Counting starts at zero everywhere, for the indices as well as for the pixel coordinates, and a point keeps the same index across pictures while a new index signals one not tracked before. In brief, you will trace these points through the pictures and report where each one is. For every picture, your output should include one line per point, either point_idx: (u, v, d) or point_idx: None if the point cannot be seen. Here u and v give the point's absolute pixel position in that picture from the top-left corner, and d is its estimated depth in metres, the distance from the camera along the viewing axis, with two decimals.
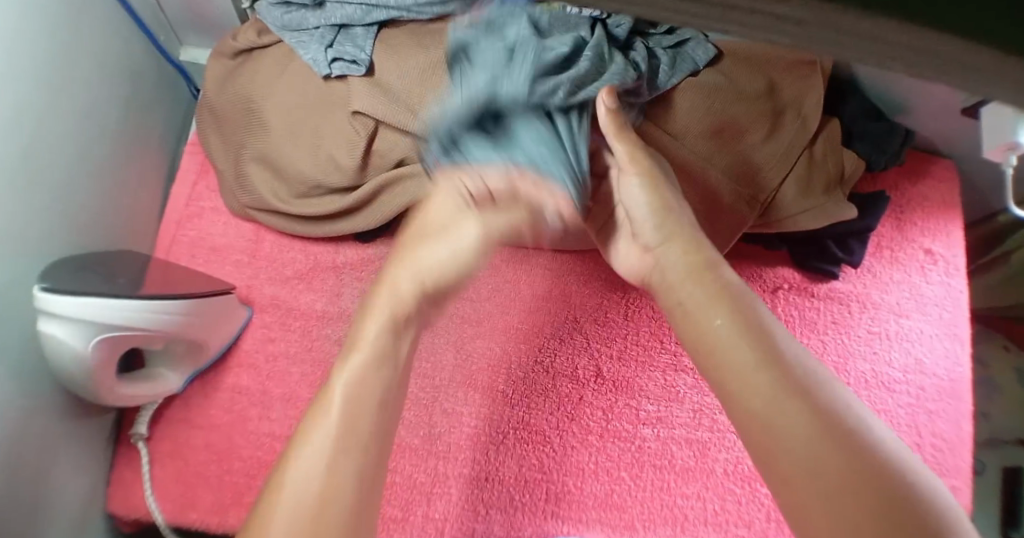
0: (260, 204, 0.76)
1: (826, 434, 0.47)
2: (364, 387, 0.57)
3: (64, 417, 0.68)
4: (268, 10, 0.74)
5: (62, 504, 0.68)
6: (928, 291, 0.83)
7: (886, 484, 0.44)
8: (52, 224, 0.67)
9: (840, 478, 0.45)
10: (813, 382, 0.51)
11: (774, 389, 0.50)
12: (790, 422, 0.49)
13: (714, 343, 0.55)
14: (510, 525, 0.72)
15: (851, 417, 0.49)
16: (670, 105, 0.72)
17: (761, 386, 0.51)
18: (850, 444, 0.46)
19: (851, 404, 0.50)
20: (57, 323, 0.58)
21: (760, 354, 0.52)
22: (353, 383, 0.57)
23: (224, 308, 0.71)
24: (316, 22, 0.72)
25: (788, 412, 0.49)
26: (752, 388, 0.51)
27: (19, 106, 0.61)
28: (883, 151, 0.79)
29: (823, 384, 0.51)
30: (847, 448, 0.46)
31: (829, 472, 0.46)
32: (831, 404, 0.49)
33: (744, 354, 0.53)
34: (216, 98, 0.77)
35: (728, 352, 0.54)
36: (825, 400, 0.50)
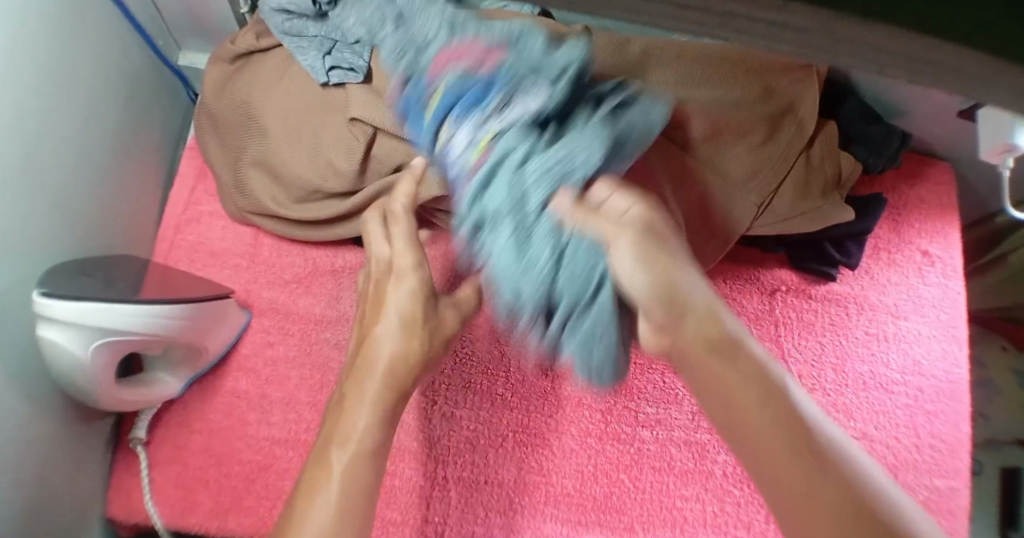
0: (259, 209, 0.76)
1: (785, 432, 0.49)
2: (347, 490, 0.55)
3: (63, 422, 0.68)
4: (270, 13, 0.74)
5: (61, 509, 0.68)
6: (926, 293, 0.83)
7: (841, 478, 0.45)
8: (52, 229, 0.67)
9: (794, 471, 0.47)
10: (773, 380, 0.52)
11: (787, 451, 0.48)
12: (751, 417, 0.50)
13: (736, 401, 0.51)
14: (510, 529, 0.72)
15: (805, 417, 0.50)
16: (668, 110, 0.71)
17: (719, 381, 0.53)
18: (804, 443, 0.48)
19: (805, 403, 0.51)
20: (56, 328, 0.58)
21: (718, 342, 0.53)
22: (331, 489, 0.55)
23: (223, 312, 0.71)
24: (316, 31, 0.72)
25: (813, 481, 0.46)
26: (724, 382, 0.53)
27: (17, 113, 0.61)
28: (880, 154, 0.80)
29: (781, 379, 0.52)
30: (801, 448, 0.48)
31: (786, 465, 0.47)
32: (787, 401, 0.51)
33: (704, 347, 0.53)
34: (214, 103, 0.77)
35: (697, 340, 0.54)
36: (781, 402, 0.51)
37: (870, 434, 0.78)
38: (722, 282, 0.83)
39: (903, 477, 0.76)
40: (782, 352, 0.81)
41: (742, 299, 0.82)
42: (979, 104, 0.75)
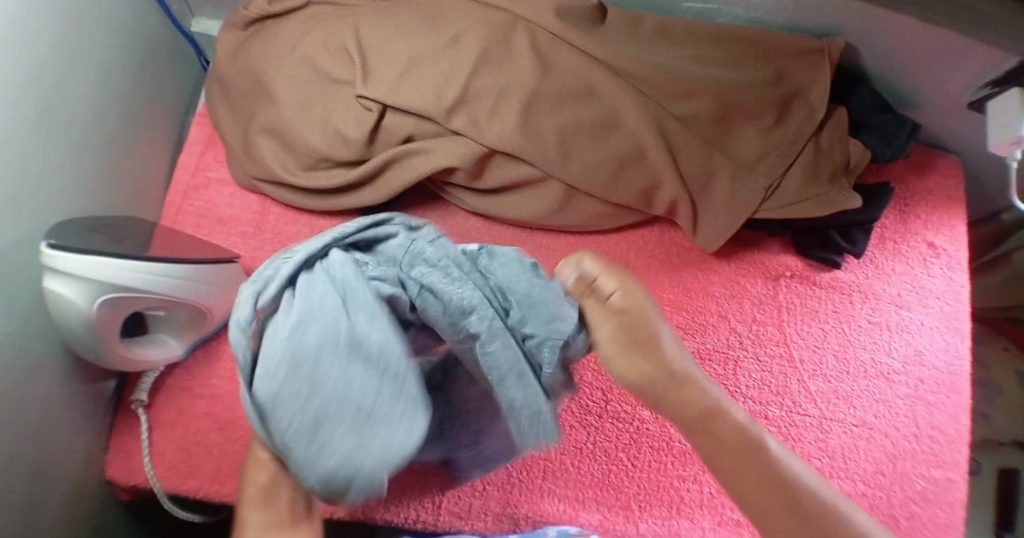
0: (268, 176, 0.76)
1: (791, 508, 0.51)
2: None
3: (65, 381, 0.68)
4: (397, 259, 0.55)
5: (61, 468, 0.68)
6: (930, 285, 0.83)
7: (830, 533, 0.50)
8: (61, 185, 0.67)
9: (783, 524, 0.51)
10: (759, 445, 0.54)
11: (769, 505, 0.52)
12: (749, 481, 0.53)
13: (737, 472, 0.53)
14: (505, 502, 0.73)
15: (791, 473, 0.53)
16: (684, 90, 0.71)
17: (714, 453, 0.55)
18: (798, 501, 0.52)
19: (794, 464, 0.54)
20: (64, 281, 0.58)
21: (698, 417, 0.56)
22: None
23: (229, 277, 0.70)
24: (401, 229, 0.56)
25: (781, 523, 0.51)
26: (720, 452, 0.55)
27: (33, 67, 0.62)
28: (888, 143, 0.78)
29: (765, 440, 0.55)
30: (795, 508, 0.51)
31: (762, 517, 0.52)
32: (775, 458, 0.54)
33: (684, 423, 0.56)
34: (226, 69, 0.77)
35: (678, 414, 0.56)
36: (778, 470, 0.53)
37: (870, 422, 0.77)
38: (726, 266, 0.83)
39: (901, 466, 0.75)
40: (784, 337, 0.81)
41: (745, 284, 0.82)
42: (990, 93, 0.74)
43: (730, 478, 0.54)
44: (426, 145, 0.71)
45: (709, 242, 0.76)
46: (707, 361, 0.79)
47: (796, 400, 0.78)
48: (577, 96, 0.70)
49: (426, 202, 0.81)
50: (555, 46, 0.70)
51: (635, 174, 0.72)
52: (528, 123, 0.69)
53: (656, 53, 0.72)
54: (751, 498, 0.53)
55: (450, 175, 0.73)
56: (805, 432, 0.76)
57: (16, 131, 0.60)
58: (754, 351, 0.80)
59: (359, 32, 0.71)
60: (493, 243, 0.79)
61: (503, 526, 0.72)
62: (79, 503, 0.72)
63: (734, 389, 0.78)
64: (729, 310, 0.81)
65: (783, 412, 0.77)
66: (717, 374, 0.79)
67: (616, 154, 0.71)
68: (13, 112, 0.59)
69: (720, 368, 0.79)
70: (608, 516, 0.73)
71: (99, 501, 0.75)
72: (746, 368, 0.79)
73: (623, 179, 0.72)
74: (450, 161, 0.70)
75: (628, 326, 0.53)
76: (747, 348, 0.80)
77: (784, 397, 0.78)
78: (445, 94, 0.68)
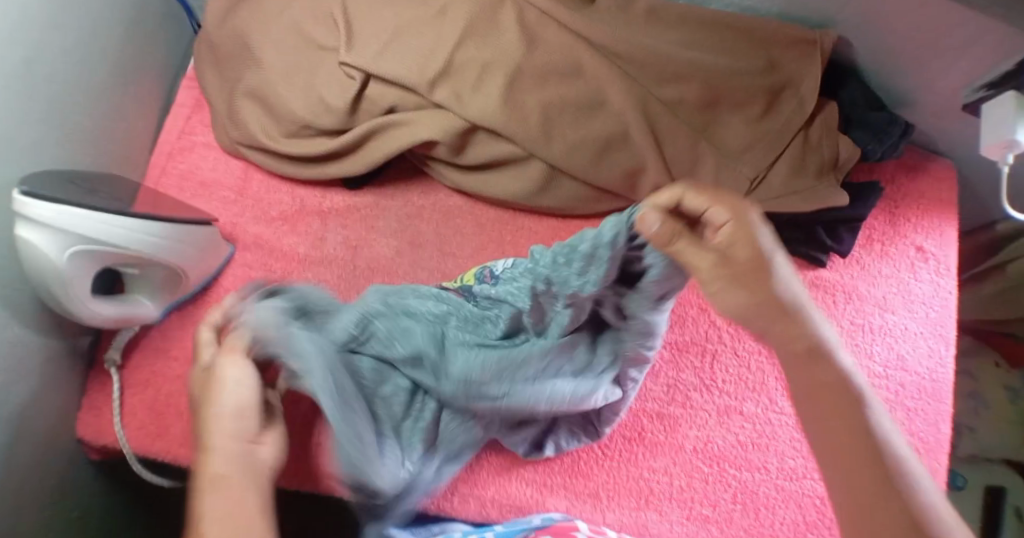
0: (250, 140, 0.76)
1: (878, 463, 0.47)
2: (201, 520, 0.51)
3: (39, 333, 0.68)
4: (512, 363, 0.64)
5: (30, 421, 0.68)
6: (917, 289, 0.81)
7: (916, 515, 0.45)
8: (43, 136, 0.67)
9: (869, 489, 0.47)
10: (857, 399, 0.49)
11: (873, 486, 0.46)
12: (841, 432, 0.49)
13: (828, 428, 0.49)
14: (473, 482, 0.73)
15: (890, 449, 0.48)
16: (671, 76, 0.71)
17: (807, 392, 0.50)
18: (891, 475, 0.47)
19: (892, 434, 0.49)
20: (33, 228, 0.58)
21: (805, 354, 0.51)
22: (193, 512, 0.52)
23: (205, 239, 0.71)
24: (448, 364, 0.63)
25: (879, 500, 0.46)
26: (820, 396, 0.50)
27: (24, 8, 0.63)
28: (881, 140, 0.76)
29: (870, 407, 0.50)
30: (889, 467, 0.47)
31: (860, 489, 0.47)
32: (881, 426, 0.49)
33: (791, 356, 0.51)
34: (213, 31, 0.78)
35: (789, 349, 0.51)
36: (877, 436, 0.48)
37: None
38: None
39: None
40: None
41: None
42: (985, 96, 0.72)
43: (815, 430, 0.50)
44: (407, 117, 0.71)
45: None
46: (684, 353, 0.79)
47: (772, 398, 0.77)
48: (563, 75, 0.70)
49: (410, 177, 0.81)
50: (543, 23, 0.70)
51: (618, 158, 0.72)
52: (513, 100, 0.69)
53: (646, 35, 0.71)
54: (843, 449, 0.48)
55: (432, 149, 0.73)
56: (780, 430, 0.75)
57: (0, 71, 0.60)
58: (731, 346, 0.79)
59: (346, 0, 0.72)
60: (474, 221, 0.78)
61: (469, 507, 0.72)
62: (48, 458, 0.72)
63: (709, 383, 0.77)
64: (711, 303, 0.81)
65: (759, 409, 0.76)
66: (692, 367, 0.78)
67: (600, 135, 0.71)
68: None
69: (697, 360, 0.78)
70: (574, 503, 0.72)
71: (69, 459, 0.75)
72: (723, 362, 0.78)
73: (606, 162, 0.72)
74: (434, 133, 0.69)
75: (731, 262, 0.49)
76: (725, 342, 0.79)
77: (760, 394, 0.77)
78: (429, 66, 0.69)
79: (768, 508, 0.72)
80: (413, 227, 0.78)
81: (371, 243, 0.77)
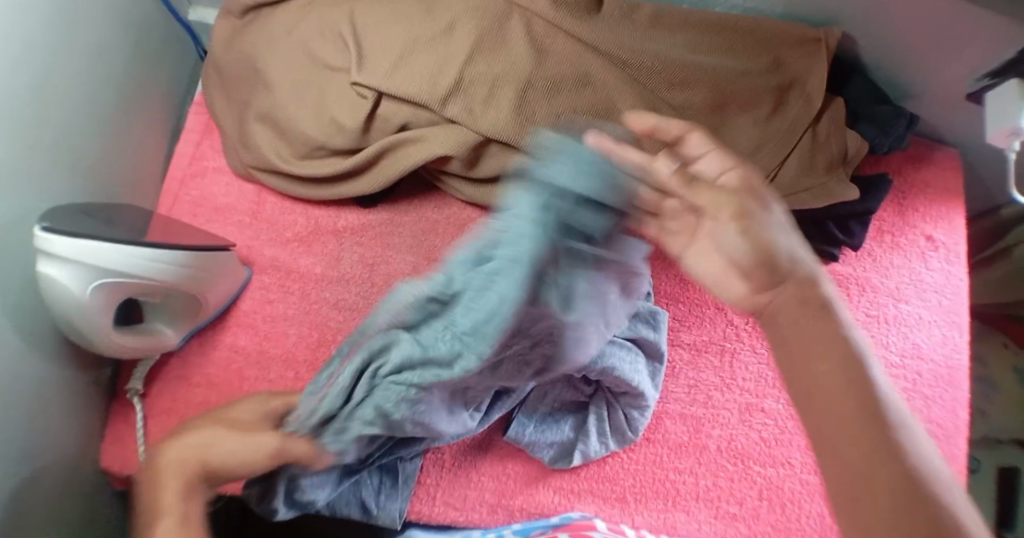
0: (262, 163, 0.77)
1: (871, 413, 0.38)
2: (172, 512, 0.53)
3: (64, 365, 0.69)
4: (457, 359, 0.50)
5: (56, 454, 0.68)
6: (928, 278, 0.82)
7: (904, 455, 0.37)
8: (58, 168, 0.67)
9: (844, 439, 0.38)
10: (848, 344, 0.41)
11: (859, 433, 0.38)
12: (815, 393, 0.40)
13: (814, 375, 0.41)
14: (501, 494, 0.73)
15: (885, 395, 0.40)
16: (678, 80, 0.71)
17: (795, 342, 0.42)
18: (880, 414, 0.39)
19: (890, 393, 0.40)
20: (56, 264, 0.59)
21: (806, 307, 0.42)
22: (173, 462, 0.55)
23: (223, 264, 0.70)
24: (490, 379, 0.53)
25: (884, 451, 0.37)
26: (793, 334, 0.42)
27: (34, 42, 0.62)
28: (886, 134, 0.76)
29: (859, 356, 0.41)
30: (872, 412, 0.38)
31: (838, 430, 0.39)
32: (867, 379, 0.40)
33: (790, 316, 0.43)
34: (223, 57, 0.78)
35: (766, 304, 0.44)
36: (866, 404, 0.39)
37: None
38: None
39: None
40: None
41: None
42: (989, 85, 0.73)
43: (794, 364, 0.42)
44: (422, 133, 0.72)
45: None
46: (703, 352, 0.79)
47: None
48: (573, 84, 0.70)
49: (422, 193, 0.81)
50: (551, 34, 0.70)
51: None
52: (523, 111, 0.69)
53: (651, 41, 0.72)
54: (813, 418, 0.40)
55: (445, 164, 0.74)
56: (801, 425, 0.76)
57: (18, 105, 0.61)
58: (750, 342, 0.79)
59: (354, 18, 0.72)
60: None
61: (498, 517, 0.72)
62: (75, 491, 0.71)
63: (730, 381, 0.78)
64: None
65: (780, 404, 0.77)
66: (713, 366, 0.79)
67: None
68: (15, 84, 0.60)
69: (717, 359, 0.79)
70: (603, 508, 0.73)
71: (95, 489, 0.75)
72: (742, 360, 0.79)
73: None
74: (446, 149, 0.71)
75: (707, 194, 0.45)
76: (744, 340, 0.80)
77: (781, 390, 0.78)
78: (440, 81, 0.69)
79: (795, 502, 0.72)
80: (427, 242, 0.79)
81: (387, 260, 0.78)
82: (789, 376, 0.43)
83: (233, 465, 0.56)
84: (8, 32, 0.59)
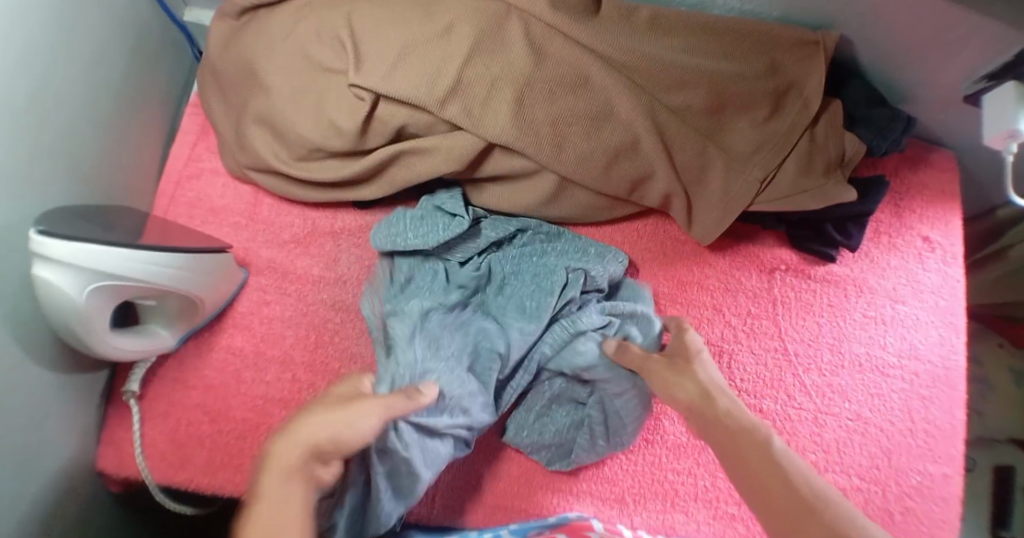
0: (260, 165, 0.77)
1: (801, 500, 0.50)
2: (280, 515, 0.49)
3: (61, 369, 0.69)
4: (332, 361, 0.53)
5: (53, 458, 0.68)
6: (925, 279, 0.82)
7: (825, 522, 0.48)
8: (55, 171, 0.67)
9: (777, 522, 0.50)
10: (773, 452, 0.54)
11: (794, 507, 0.50)
12: (750, 459, 0.54)
13: (769, 486, 0.52)
14: (499, 495, 0.73)
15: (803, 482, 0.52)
16: (676, 82, 0.71)
17: (728, 448, 0.56)
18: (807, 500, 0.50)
19: (809, 476, 0.52)
20: (52, 268, 0.58)
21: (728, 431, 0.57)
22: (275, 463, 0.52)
23: (220, 266, 0.70)
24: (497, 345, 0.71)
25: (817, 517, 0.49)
26: (732, 446, 0.56)
27: (30, 44, 0.62)
28: (884, 136, 0.77)
29: (781, 457, 0.54)
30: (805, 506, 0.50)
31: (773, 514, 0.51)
32: (789, 472, 0.53)
33: (718, 438, 0.57)
34: (219, 59, 0.78)
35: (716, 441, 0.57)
36: (789, 479, 0.52)
37: (865, 416, 0.77)
38: (722, 258, 0.83)
39: (896, 461, 0.75)
40: (779, 331, 0.80)
41: (740, 276, 0.83)
42: (987, 87, 0.73)
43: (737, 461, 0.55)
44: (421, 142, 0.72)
45: (704, 236, 0.76)
46: None
47: (790, 394, 0.78)
48: (571, 86, 0.70)
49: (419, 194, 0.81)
50: (549, 36, 0.70)
51: (628, 165, 0.73)
52: (522, 114, 0.70)
53: (649, 42, 0.71)
54: (760, 494, 0.52)
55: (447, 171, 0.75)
56: (799, 426, 0.76)
57: (13, 109, 0.61)
58: (748, 343, 0.80)
59: (352, 20, 0.72)
60: None
61: (497, 519, 0.72)
62: (72, 495, 0.71)
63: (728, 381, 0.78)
64: (723, 302, 0.81)
65: (777, 405, 0.77)
66: None
67: (609, 145, 0.71)
68: (9, 87, 0.60)
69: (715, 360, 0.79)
70: (601, 509, 0.73)
71: (91, 493, 0.75)
72: (740, 361, 0.79)
73: (616, 170, 0.73)
74: (451, 164, 0.72)
75: (672, 359, 0.65)
76: (741, 341, 0.80)
77: (778, 391, 0.78)
78: (438, 83, 0.69)
79: None
80: None
81: None
82: (724, 460, 0.56)
83: (343, 438, 0.54)
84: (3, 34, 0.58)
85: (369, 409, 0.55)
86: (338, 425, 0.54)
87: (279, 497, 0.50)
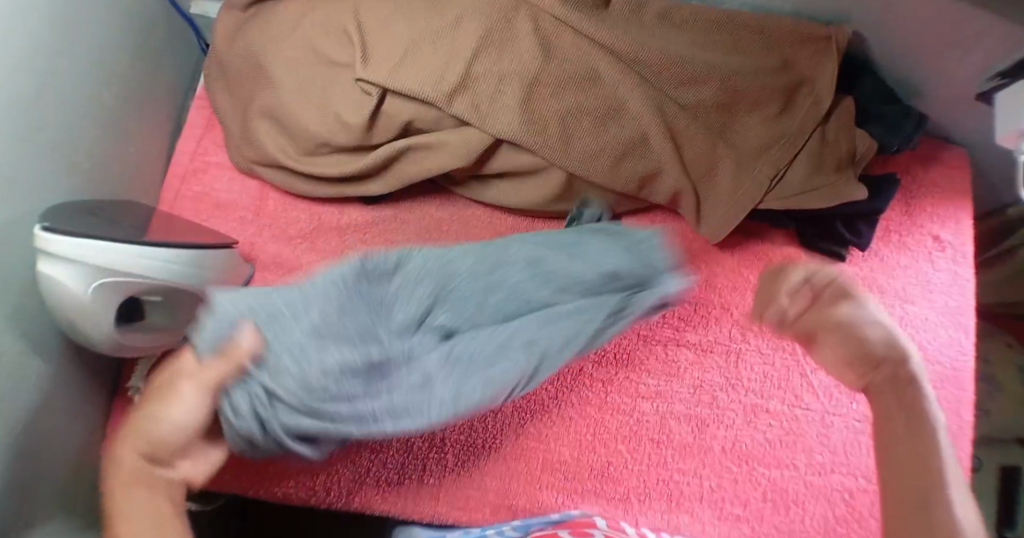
0: (267, 160, 0.77)
1: (914, 497, 0.56)
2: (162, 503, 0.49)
3: (66, 363, 0.68)
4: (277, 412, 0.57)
5: (58, 452, 0.68)
6: (935, 278, 0.81)
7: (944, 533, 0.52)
8: (60, 165, 0.67)
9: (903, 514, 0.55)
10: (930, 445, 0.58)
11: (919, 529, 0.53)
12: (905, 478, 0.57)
13: (900, 491, 0.57)
14: (503, 493, 0.72)
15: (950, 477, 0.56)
16: (686, 78, 0.70)
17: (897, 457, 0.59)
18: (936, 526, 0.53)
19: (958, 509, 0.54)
20: (59, 265, 0.58)
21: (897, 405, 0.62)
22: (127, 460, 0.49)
23: (224, 261, 0.70)
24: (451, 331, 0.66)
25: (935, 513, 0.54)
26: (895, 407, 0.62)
27: (35, 36, 0.62)
28: (896, 133, 0.75)
29: (938, 455, 0.57)
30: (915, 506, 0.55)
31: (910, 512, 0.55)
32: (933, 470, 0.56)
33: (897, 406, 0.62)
34: (225, 52, 0.77)
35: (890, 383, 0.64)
36: (943, 504, 0.54)
37: None
38: (731, 257, 0.83)
39: None
40: None
41: (748, 275, 0.82)
42: (998, 85, 0.72)
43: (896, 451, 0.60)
44: (430, 139, 0.72)
45: (712, 235, 0.74)
46: (709, 353, 0.79)
47: (798, 394, 0.77)
48: (579, 82, 0.69)
49: (426, 189, 0.81)
50: (558, 30, 0.69)
51: (636, 161, 0.72)
52: (530, 110, 0.69)
53: (659, 37, 0.71)
54: (893, 498, 0.57)
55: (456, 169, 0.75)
56: (806, 426, 0.75)
57: (19, 103, 0.60)
58: (756, 343, 0.79)
59: (359, 13, 0.71)
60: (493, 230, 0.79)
61: (501, 517, 0.72)
62: (76, 489, 0.71)
63: (735, 382, 0.77)
64: (732, 302, 0.81)
65: (785, 405, 0.76)
66: (718, 367, 0.78)
67: (618, 142, 0.70)
68: (14, 80, 0.59)
69: (722, 360, 0.78)
70: (606, 508, 0.72)
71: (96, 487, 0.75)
72: (748, 360, 0.78)
73: (623, 167, 0.72)
74: (457, 160, 0.72)
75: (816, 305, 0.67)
76: (750, 341, 0.79)
77: (786, 391, 0.77)
78: (446, 78, 0.68)
79: (798, 504, 0.72)
80: (432, 238, 0.78)
81: None
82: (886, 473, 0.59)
83: (177, 420, 0.51)
84: (9, 25, 0.58)
85: (187, 396, 0.52)
86: (152, 424, 0.50)
87: (143, 507, 0.48)
